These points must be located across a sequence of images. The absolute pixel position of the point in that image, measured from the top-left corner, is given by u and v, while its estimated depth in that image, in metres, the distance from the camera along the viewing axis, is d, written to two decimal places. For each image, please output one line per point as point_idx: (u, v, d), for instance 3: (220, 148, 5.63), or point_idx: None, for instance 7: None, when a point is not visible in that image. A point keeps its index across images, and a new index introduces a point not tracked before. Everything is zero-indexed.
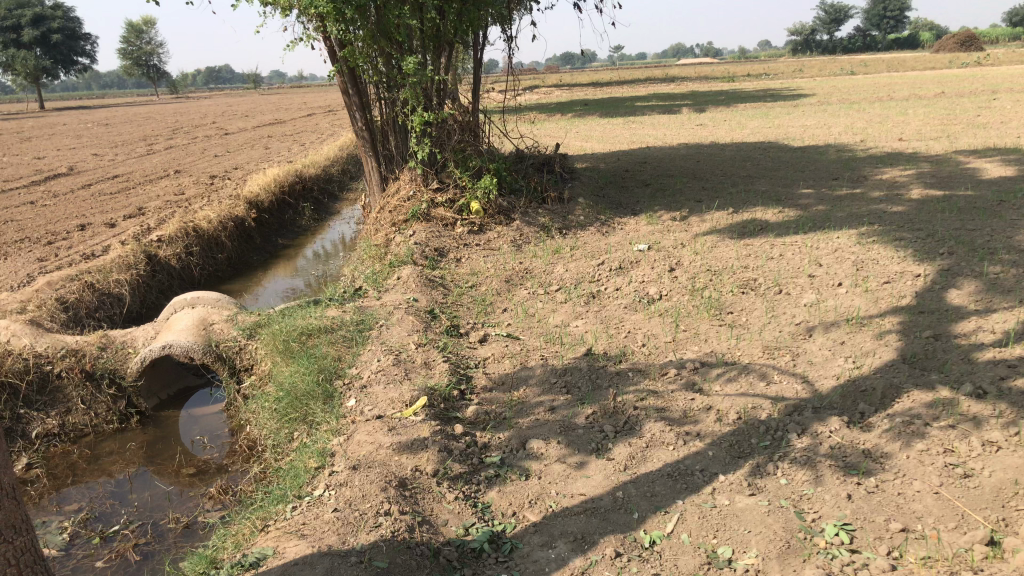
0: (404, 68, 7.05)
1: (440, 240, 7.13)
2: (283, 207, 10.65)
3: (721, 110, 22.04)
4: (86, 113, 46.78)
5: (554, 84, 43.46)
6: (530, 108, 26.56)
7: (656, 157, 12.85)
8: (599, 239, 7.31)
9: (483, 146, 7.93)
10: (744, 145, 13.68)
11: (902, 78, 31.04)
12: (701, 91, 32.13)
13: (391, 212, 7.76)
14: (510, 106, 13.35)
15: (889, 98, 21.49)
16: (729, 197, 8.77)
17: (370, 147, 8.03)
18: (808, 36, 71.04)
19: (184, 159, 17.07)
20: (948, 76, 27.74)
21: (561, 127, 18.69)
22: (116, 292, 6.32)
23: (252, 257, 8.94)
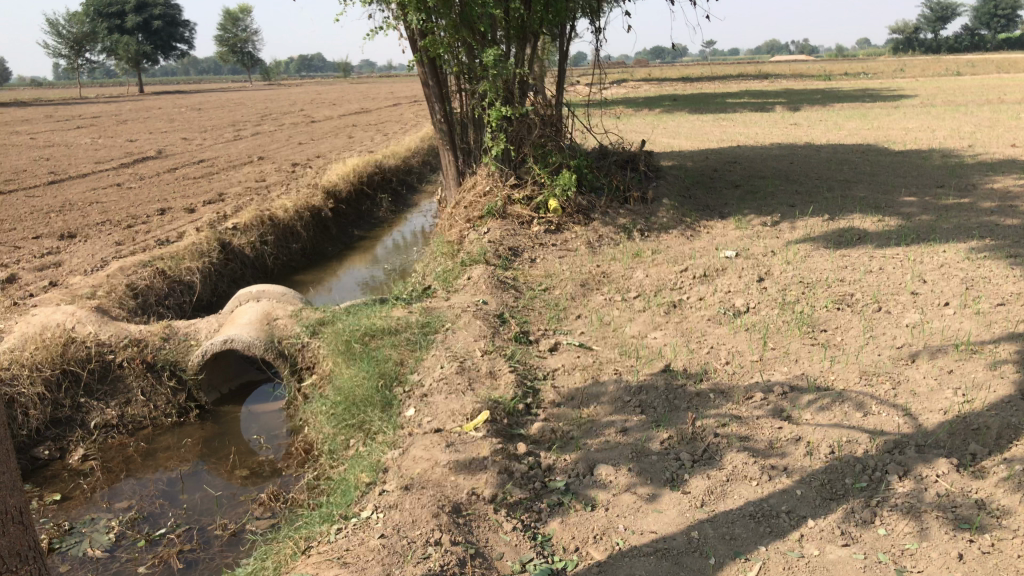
0: (485, 60, 6.82)
1: (515, 238, 6.88)
2: (361, 198, 10.56)
3: (816, 110, 21.23)
4: (183, 98, 48.23)
5: (643, 79, 42.77)
6: (618, 102, 26.13)
7: (746, 157, 12.36)
8: (682, 243, 6.96)
9: (564, 142, 7.65)
10: (841, 148, 13.06)
11: (1012, 80, 29.46)
12: (795, 89, 31.13)
13: (467, 207, 7.55)
14: (595, 101, 13.03)
15: (999, 102, 20.36)
16: (824, 203, 8.29)
17: (447, 140, 7.82)
18: (909, 35, 68.38)
19: (269, 145, 17.27)
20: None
21: (648, 123, 18.27)
22: (186, 280, 6.30)
23: (327, 247, 8.85)
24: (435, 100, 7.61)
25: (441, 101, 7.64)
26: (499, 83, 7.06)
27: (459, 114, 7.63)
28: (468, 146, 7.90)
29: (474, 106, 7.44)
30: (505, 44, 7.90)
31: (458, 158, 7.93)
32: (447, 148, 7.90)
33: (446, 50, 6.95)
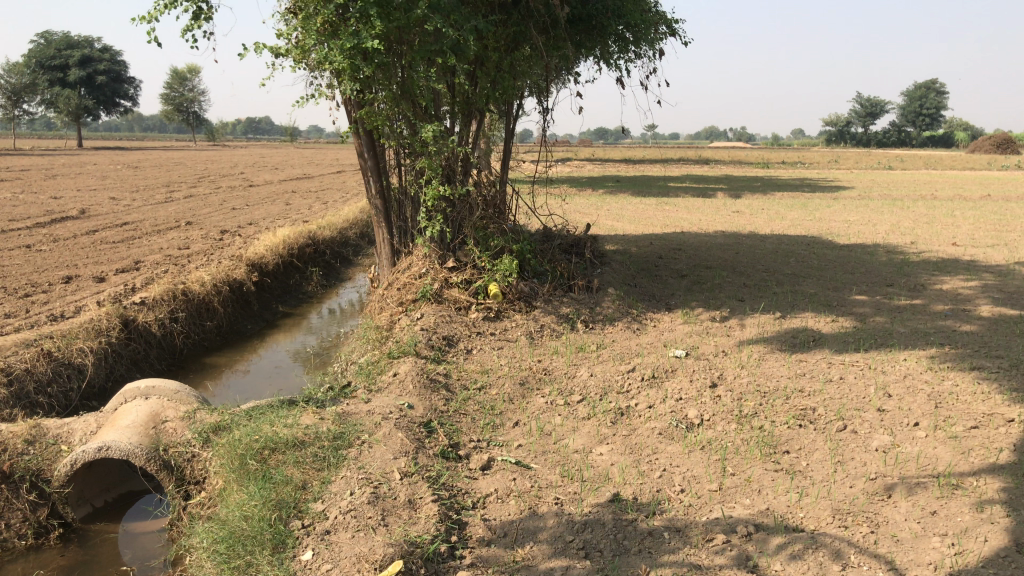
0: (423, 134, 6.35)
1: (450, 326, 6.33)
2: (290, 271, 9.93)
3: (757, 198, 21.40)
4: (122, 155, 47.15)
5: (588, 158, 43.25)
6: (562, 180, 26.08)
7: (691, 244, 12.10)
8: (628, 338, 6.50)
9: (506, 224, 7.19)
10: (785, 238, 12.91)
11: (941, 176, 30.42)
12: (734, 175, 31.62)
13: (399, 290, 6.98)
14: (540, 180, 12.72)
15: (932, 198, 20.75)
16: (774, 298, 7.95)
17: (382, 217, 7.23)
18: (843, 129, 70.98)
19: (200, 209, 16.57)
20: (990, 179, 27.03)
21: (592, 204, 18.07)
22: (77, 363, 5.62)
23: (246, 324, 8.18)
24: (370, 173, 7.08)
25: (377, 175, 7.09)
26: (437, 160, 6.58)
27: (396, 190, 7.08)
28: (403, 226, 7.31)
29: (411, 182, 6.93)
30: (447, 119, 7.46)
31: (393, 238, 7.31)
32: (384, 226, 7.29)
33: (384, 123, 6.48)
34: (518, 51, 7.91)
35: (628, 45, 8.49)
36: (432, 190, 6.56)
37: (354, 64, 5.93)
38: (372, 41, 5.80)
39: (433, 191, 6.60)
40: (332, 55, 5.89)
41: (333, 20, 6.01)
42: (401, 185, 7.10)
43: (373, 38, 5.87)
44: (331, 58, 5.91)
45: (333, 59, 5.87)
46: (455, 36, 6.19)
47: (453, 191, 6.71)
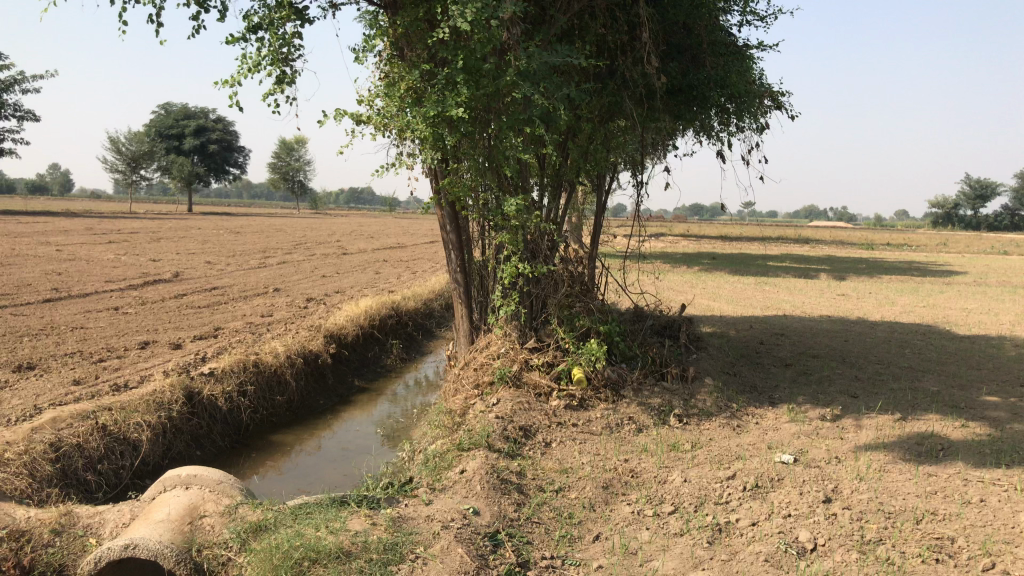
0: (507, 209, 5.93)
1: (529, 413, 5.80)
2: (369, 342, 9.58)
3: (863, 280, 20.32)
4: (227, 221, 48.86)
5: (683, 234, 42.58)
6: (656, 256, 25.50)
7: (794, 329, 11.31)
8: (727, 437, 5.83)
9: (594, 304, 6.67)
10: (898, 326, 11.98)
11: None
12: (837, 256, 30.42)
13: (475, 371, 6.48)
14: (633, 255, 12.21)
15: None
16: (892, 396, 7.15)
17: (461, 292, 6.80)
18: (951, 211, 68.32)
19: (291, 275, 16.63)
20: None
21: (686, 281, 17.41)
22: (132, 439, 5.30)
23: (319, 398, 7.79)
24: (452, 247, 6.69)
25: (459, 249, 6.69)
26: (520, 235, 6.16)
27: (474, 265, 6.64)
28: (482, 302, 6.85)
29: (491, 257, 6.50)
30: (535, 192, 7.05)
31: (471, 314, 6.84)
32: (463, 302, 6.84)
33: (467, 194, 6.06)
34: (612, 121, 7.51)
35: (730, 118, 8.00)
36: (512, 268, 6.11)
37: (436, 132, 5.63)
38: (456, 108, 5.45)
39: (514, 270, 6.16)
40: (412, 123, 5.60)
41: (418, 86, 5.74)
42: (482, 259, 6.66)
43: (458, 106, 5.53)
44: (412, 125, 5.62)
45: (413, 127, 5.57)
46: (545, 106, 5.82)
47: (536, 269, 6.25)
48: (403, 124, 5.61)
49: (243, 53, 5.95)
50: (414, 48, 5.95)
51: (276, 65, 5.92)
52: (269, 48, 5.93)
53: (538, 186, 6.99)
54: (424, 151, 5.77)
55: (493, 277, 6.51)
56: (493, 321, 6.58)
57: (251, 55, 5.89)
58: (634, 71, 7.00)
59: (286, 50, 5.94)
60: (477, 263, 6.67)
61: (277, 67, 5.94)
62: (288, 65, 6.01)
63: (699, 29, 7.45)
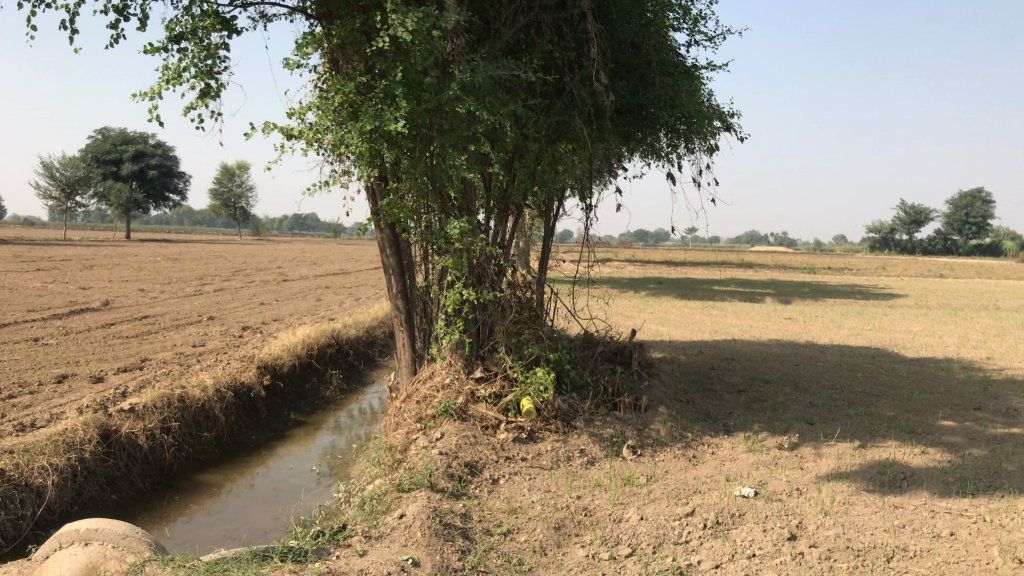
0: (450, 231, 5.58)
1: (474, 448, 5.44)
2: (307, 373, 9.11)
3: (808, 304, 20.43)
4: (166, 247, 47.65)
5: (629, 259, 42.76)
6: (603, 281, 25.39)
7: (744, 353, 11.14)
8: (684, 471, 5.54)
9: (543, 330, 6.35)
10: (847, 349, 11.91)
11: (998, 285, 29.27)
12: (780, 280, 30.71)
13: (418, 404, 6.05)
14: (582, 280, 11.97)
15: (994, 307, 19.60)
16: (848, 422, 6.96)
17: (402, 319, 6.42)
18: (888, 235, 69.99)
19: (228, 303, 16.01)
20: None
21: (634, 306, 17.27)
22: (35, 485, 4.81)
23: (251, 434, 7.30)
24: (392, 272, 6.32)
25: (399, 274, 6.31)
26: (464, 259, 5.83)
27: (414, 291, 6.27)
28: (425, 331, 6.45)
29: (433, 281, 6.15)
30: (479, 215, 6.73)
31: (413, 343, 6.42)
32: (404, 330, 6.45)
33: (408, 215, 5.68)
34: (559, 142, 7.25)
35: (679, 140, 7.82)
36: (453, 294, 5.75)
37: (373, 149, 5.29)
38: (395, 123, 5.10)
39: (458, 295, 5.81)
40: (347, 139, 5.26)
41: (354, 100, 5.38)
42: (421, 285, 6.29)
43: (398, 121, 5.18)
44: (347, 141, 5.28)
45: (349, 143, 5.23)
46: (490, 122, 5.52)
47: (481, 295, 5.92)
48: (337, 141, 5.26)
49: (164, 64, 5.56)
50: (350, 61, 5.61)
51: (200, 77, 5.55)
52: (193, 59, 5.55)
53: (482, 209, 6.67)
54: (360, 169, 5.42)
55: (437, 303, 6.15)
56: (437, 350, 6.20)
57: (172, 66, 5.50)
58: (582, 89, 6.77)
59: (211, 62, 5.56)
60: (418, 288, 6.30)
61: (201, 80, 5.56)
62: (214, 78, 5.63)
63: (647, 48, 7.26)
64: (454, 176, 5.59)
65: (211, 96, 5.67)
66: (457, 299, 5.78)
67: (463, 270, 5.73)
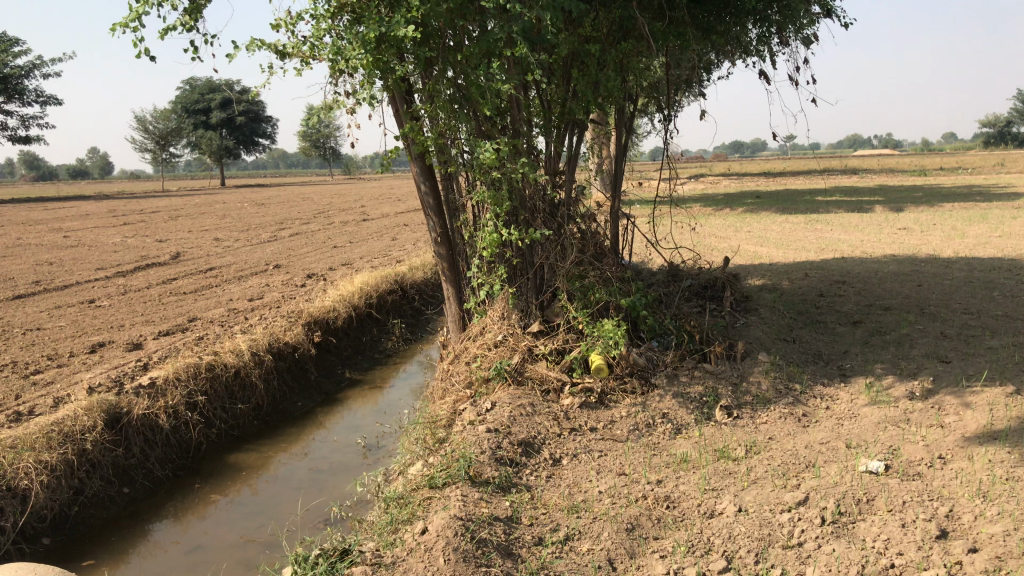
0: (484, 156, 4.63)
1: (531, 419, 4.52)
2: (366, 324, 8.33)
3: (923, 211, 18.58)
4: (254, 193, 47.99)
5: (722, 175, 40.70)
6: (694, 200, 23.89)
7: (856, 274, 9.82)
8: (790, 438, 4.48)
9: (612, 271, 5.34)
10: (977, 262, 10.41)
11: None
12: (888, 186, 28.54)
13: (466, 366, 5.15)
14: (667, 201, 10.80)
15: None
16: (994, 360, 5.73)
17: (443, 264, 5.49)
18: (1004, 130, 65.11)
19: (300, 248, 15.44)
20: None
21: (729, 226, 15.91)
22: (19, 489, 4.11)
23: (297, 400, 6.58)
24: (429, 211, 5.38)
25: (437, 213, 5.37)
26: (506, 190, 4.84)
27: (453, 232, 5.32)
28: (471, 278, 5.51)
29: (475, 220, 5.17)
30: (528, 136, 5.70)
31: (458, 293, 5.47)
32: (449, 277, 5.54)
33: (436, 142, 4.81)
34: (624, 42, 6.09)
35: (771, 30, 6.53)
36: (492, 236, 4.79)
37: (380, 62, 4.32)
38: (405, 27, 4.17)
39: (502, 235, 4.84)
40: (348, 51, 4.29)
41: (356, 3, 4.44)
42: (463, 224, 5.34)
43: (410, 24, 4.26)
44: (347, 53, 4.31)
45: (349, 56, 4.27)
46: (527, 19, 4.47)
47: (530, 233, 4.94)
48: (335, 54, 4.31)
49: None
50: None
51: None
52: None
53: (533, 129, 5.64)
54: (368, 86, 4.46)
55: (470, 246, 5.21)
56: (469, 303, 5.28)
57: None
58: None
59: None
60: (453, 230, 5.35)
61: None
62: None
63: None
64: (486, 89, 4.59)
65: (192, 13, 4.76)
66: (500, 241, 4.81)
67: (506, 205, 4.76)
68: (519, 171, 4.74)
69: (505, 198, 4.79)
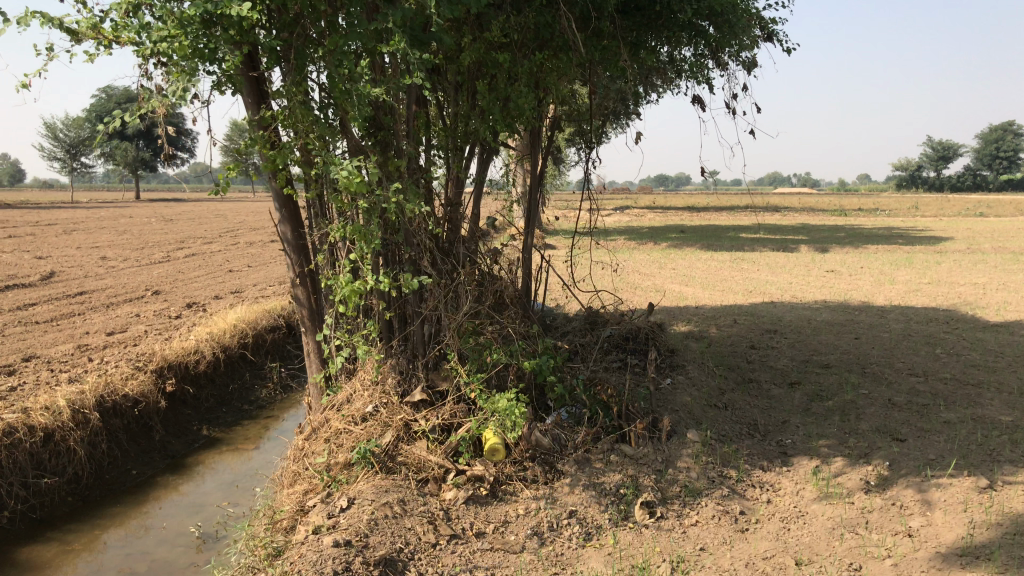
0: (345, 179, 3.61)
1: (398, 520, 3.49)
2: (235, 367, 7.16)
3: (846, 253, 18.27)
4: (164, 207, 45.81)
5: (647, 207, 40.53)
6: (618, 232, 23.29)
7: (788, 322, 9.10)
8: (726, 550, 3.58)
9: (513, 327, 4.36)
10: (911, 312, 9.85)
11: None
12: (808, 225, 28.56)
13: (326, 444, 4.07)
14: (588, 235, 9.94)
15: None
16: (955, 439, 4.96)
17: (301, 313, 4.42)
18: (915, 174, 67.22)
19: (191, 272, 14.10)
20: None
21: (653, 263, 15.21)
22: None
23: (132, 466, 5.37)
24: (287, 246, 4.32)
25: (297, 249, 4.30)
26: (377, 224, 3.84)
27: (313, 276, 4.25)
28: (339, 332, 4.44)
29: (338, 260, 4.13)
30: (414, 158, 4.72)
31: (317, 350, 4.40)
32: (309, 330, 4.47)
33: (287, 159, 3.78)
34: (539, 54, 5.20)
35: (708, 51, 5.74)
36: (354, 283, 3.78)
37: (203, 50, 3.32)
38: (235, 5, 3.14)
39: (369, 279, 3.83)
40: (156, 32, 3.24)
41: None
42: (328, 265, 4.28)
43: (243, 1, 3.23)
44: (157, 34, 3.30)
45: (157, 40, 3.21)
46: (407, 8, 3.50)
47: (408, 279, 3.94)
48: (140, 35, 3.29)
49: None
50: None
51: None
52: None
53: (419, 148, 4.66)
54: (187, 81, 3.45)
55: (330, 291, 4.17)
56: (329, 365, 4.22)
57: None
58: None
59: None
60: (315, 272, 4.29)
61: None
62: None
63: None
64: (351, 92, 3.64)
65: None
66: (366, 290, 3.80)
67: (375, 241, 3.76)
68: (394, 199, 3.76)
69: (373, 233, 3.80)
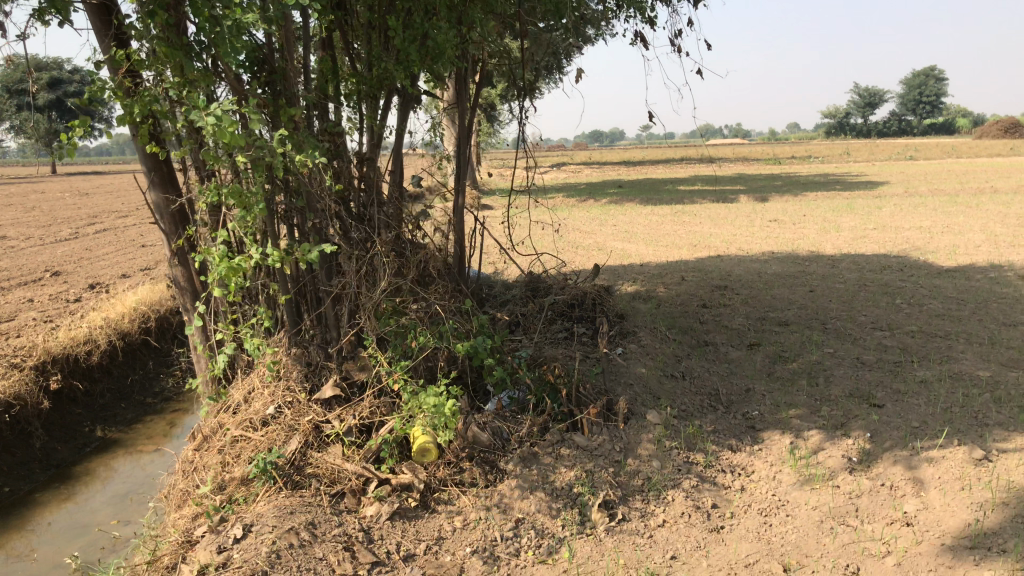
0: (211, 127, 2.86)
1: (304, 548, 2.85)
2: (136, 356, 6.40)
3: (787, 201, 17.97)
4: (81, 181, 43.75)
5: (582, 163, 40.05)
6: (555, 189, 22.71)
7: (738, 277, 8.62)
8: (701, 557, 3.02)
9: (440, 303, 3.70)
10: (862, 260, 9.46)
11: (969, 166, 27.31)
12: (744, 175, 28.40)
13: (220, 456, 3.40)
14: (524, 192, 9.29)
15: (987, 193, 17.39)
16: (937, 401, 4.48)
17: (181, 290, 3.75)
18: (844, 121, 67.97)
19: (100, 249, 13.10)
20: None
21: (592, 219, 14.66)
22: None
23: (5, 484, 4.68)
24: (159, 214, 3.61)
25: (171, 221, 3.59)
26: (261, 186, 3.11)
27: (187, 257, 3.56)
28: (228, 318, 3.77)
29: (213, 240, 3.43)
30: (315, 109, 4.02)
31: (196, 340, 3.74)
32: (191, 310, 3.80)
33: (145, 105, 3.05)
34: None
35: None
36: (233, 260, 3.09)
37: None
38: None
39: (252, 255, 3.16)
40: None
41: None
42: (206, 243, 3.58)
43: None
44: None
45: None
46: None
47: (306, 252, 3.25)
48: None
49: None
50: None
51: None
52: None
53: (317, 97, 3.94)
54: None
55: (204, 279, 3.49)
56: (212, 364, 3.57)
57: None
58: None
59: None
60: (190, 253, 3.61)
61: None
62: None
63: None
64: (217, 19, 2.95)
65: None
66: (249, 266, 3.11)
67: (257, 207, 3.07)
68: (279, 153, 3.07)
69: (256, 196, 3.10)
